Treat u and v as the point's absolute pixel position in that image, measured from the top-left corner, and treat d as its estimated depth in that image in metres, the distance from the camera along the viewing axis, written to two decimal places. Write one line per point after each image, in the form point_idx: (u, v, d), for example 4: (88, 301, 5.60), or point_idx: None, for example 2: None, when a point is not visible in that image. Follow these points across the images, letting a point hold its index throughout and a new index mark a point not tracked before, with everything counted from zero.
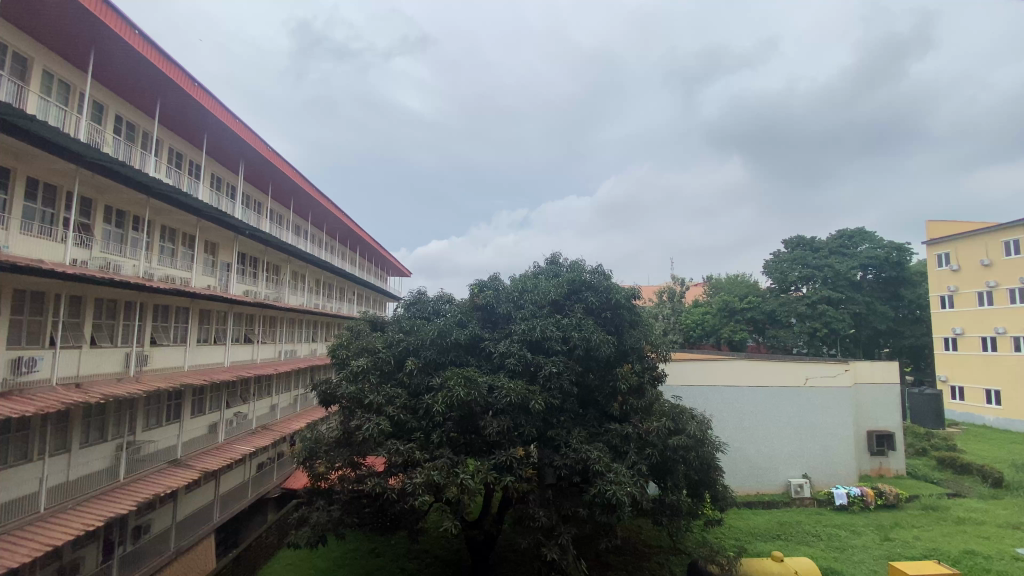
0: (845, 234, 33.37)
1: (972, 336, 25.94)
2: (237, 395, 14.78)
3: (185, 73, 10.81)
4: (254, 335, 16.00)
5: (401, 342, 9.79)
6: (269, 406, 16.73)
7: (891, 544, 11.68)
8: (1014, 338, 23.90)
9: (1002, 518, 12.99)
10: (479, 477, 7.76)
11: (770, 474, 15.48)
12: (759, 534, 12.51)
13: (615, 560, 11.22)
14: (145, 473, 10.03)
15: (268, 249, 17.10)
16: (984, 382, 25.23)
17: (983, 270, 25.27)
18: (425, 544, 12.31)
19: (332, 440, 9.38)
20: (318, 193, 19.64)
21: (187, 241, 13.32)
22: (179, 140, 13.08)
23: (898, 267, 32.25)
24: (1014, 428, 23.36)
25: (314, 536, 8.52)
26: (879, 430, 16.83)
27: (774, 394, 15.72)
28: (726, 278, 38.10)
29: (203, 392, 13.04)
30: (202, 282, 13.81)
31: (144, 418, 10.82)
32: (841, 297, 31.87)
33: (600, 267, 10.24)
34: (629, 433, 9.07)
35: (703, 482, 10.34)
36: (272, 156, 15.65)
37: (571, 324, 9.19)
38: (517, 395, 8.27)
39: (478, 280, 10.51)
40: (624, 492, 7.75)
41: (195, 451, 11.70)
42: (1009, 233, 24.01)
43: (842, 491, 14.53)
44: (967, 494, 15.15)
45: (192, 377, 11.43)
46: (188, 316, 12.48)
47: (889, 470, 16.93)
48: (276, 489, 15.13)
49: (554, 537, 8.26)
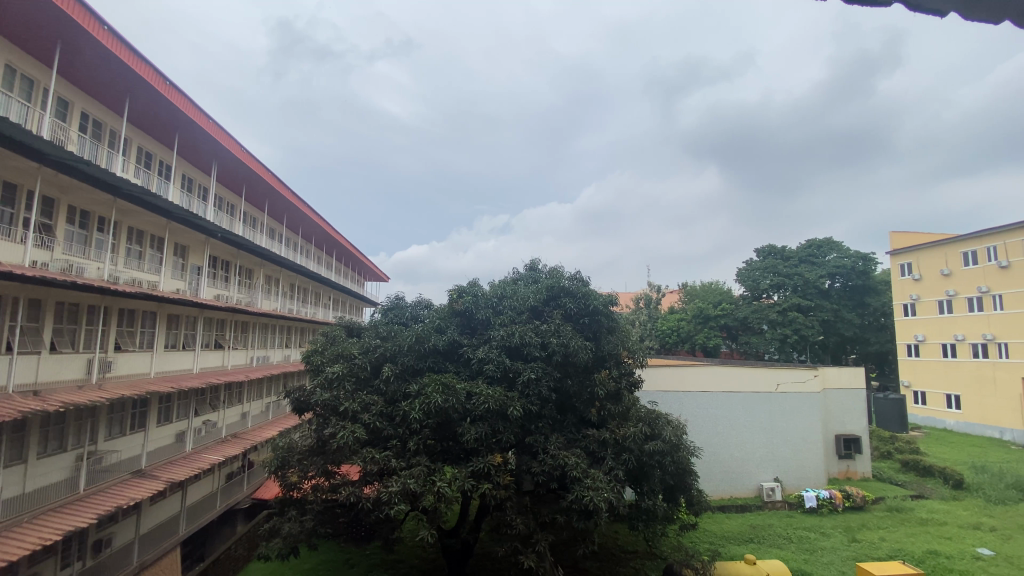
0: (814, 244, 34.47)
1: (933, 343, 26.98)
2: (207, 402, 14.31)
3: (158, 72, 10.53)
4: (225, 340, 15.54)
5: (378, 348, 9.70)
6: (240, 413, 16.26)
7: (858, 545, 12.00)
8: (972, 345, 24.87)
9: (963, 519, 13.47)
10: (456, 485, 7.69)
11: (743, 478, 15.78)
12: (731, 538, 12.71)
13: (592, 566, 11.23)
14: (108, 484, 9.60)
15: (241, 253, 16.70)
16: (944, 387, 26.25)
17: (943, 280, 26.34)
18: (400, 554, 12.08)
19: (305, 449, 9.22)
20: (294, 196, 19.29)
21: (156, 244, 12.90)
22: (150, 141, 12.74)
23: (864, 276, 33.28)
24: (973, 431, 24.33)
25: (285, 548, 8.28)
26: (846, 434, 17.34)
27: (746, 399, 16.03)
28: (701, 285, 38.87)
29: (171, 400, 12.59)
30: (171, 285, 13.40)
31: (106, 426, 10.39)
32: (811, 304, 32.82)
33: (578, 274, 10.32)
34: (606, 439, 9.18)
35: (679, 487, 10.39)
36: (247, 157, 15.30)
37: (550, 330, 9.22)
38: (495, 402, 8.20)
39: (457, 286, 10.38)
40: (601, 498, 7.81)
41: (160, 462, 11.27)
42: (967, 244, 25.10)
43: (812, 494, 14.88)
44: (929, 496, 15.70)
45: (159, 383, 11.04)
46: (155, 321, 12.07)
47: (856, 474, 17.42)
48: (246, 500, 14.67)
49: (531, 544, 8.24)
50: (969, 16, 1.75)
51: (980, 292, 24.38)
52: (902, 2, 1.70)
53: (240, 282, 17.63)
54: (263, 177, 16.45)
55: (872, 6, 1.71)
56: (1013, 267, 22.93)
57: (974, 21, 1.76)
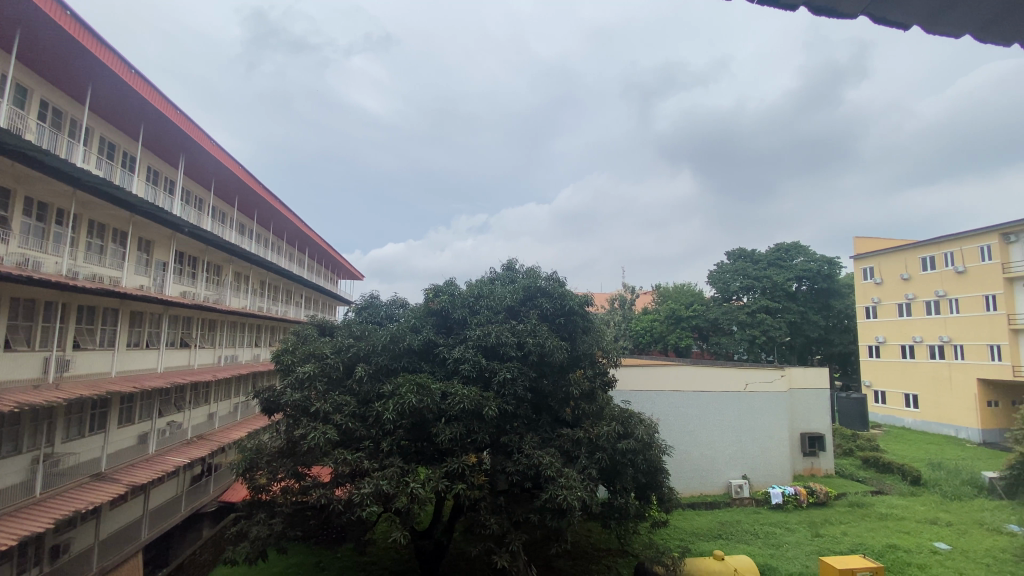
0: (782, 248, 35.47)
1: (893, 344, 28.11)
2: (171, 402, 13.84)
3: (123, 60, 10.13)
4: (192, 339, 15.05)
5: (351, 347, 9.56)
6: (207, 414, 15.79)
7: (821, 540, 12.41)
8: (929, 346, 26.00)
9: (920, 514, 14.08)
10: (430, 485, 7.64)
11: (712, 476, 16.14)
12: (701, 534, 12.99)
13: (565, 565, 11.29)
14: (65, 488, 9.18)
15: (209, 249, 16.20)
16: (903, 386, 27.37)
17: (903, 284, 27.45)
18: (373, 556, 11.90)
19: (275, 450, 9.03)
20: (266, 191, 18.82)
21: (118, 238, 12.41)
22: (114, 131, 12.24)
23: (829, 279, 34.46)
24: (929, 429, 25.46)
25: (253, 552, 8.06)
26: (811, 432, 17.91)
27: (716, 398, 16.39)
28: (674, 286, 39.56)
29: (133, 400, 12.15)
30: (134, 281, 12.91)
31: (64, 427, 9.94)
32: (778, 306, 33.79)
33: (555, 274, 10.37)
34: (580, 438, 9.25)
35: (650, 485, 10.52)
36: (217, 150, 14.86)
37: (526, 330, 9.24)
38: (470, 401, 8.16)
39: (433, 285, 10.29)
40: (574, 496, 7.88)
41: (120, 465, 10.83)
42: (926, 250, 26.23)
43: (778, 490, 15.33)
44: (888, 492, 16.36)
45: (122, 383, 10.63)
46: (117, 317, 11.63)
47: (820, 470, 17.99)
48: (213, 503, 14.29)
49: (505, 544, 8.23)
50: (932, 30, 1.84)
51: (937, 296, 25.50)
52: (868, 16, 1.78)
53: (207, 279, 17.10)
54: (233, 171, 16.00)
55: (840, 17, 1.78)
56: (968, 272, 24.06)
57: (936, 35, 1.85)
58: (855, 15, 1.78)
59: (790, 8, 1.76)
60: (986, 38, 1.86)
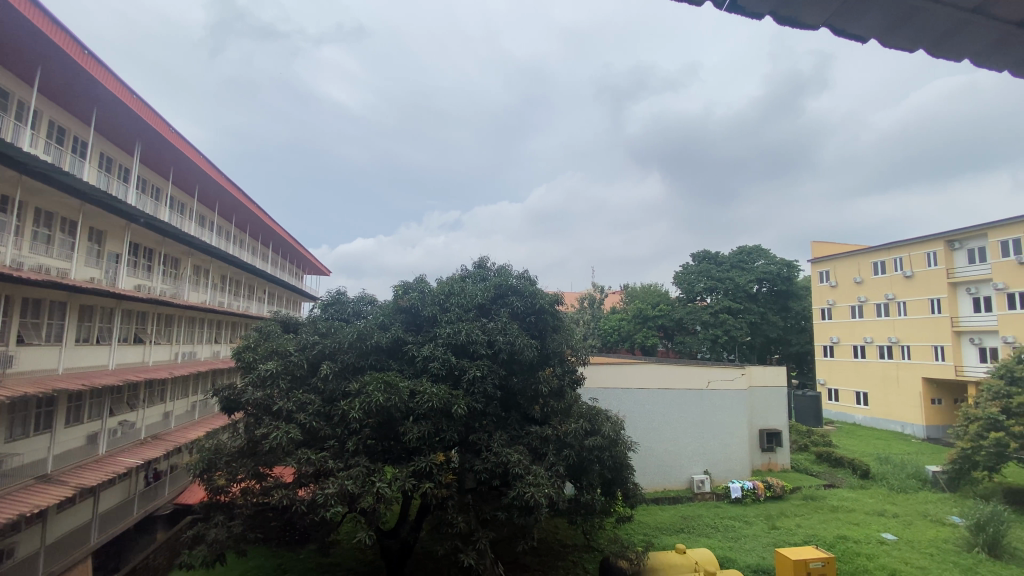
0: (745, 251, 36.61)
1: (846, 345, 29.44)
2: (124, 401, 13.22)
3: (78, 41, 9.58)
4: (147, 334, 14.39)
5: (316, 344, 9.36)
6: (162, 413, 15.17)
7: (777, 532, 12.91)
8: (879, 346, 27.34)
9: (869, 506, 14.83)
10: (396, 485, 7.56)
11: (675, 471, 16.55)
12: (664, 528, 13.31)
13: (532, 562, 11.37)
14: (8, 489, 8.68)
15: (167, 241, 15.53)
16: (854, 385, 28.71)
17: (856, 287, 28.79)
18: (336, 557, 11.67)
19: (235, 450, 8.76)
20: (228, 182, 18.15)
21: (68, 227, 11.75)
22: (63, 114, 11.56)
23: (787, 282, 35.79)
24: (877, 425, 26.84)
25: (210, 556, 7.78)
26: (768, 428, 18.58)
27: (680, 396, 16.82)
28: (641, 287, 40.31)
29: (82, 398, 11.54)
30: (84, 273, 12.24)
31: (5, 428, 9.35)
32: (740, 307, 34.90)
33: (526, 272, 10.41)
34: (548, 435, 9.33)
35: (616, 481, 10.68)
36: (176, 137, 14.20)
37: (496, 329, 9.25)
38: (439, 400, 8.11)
39: (403, 281, 10.14)
40: (541, 494, 7.94)
41: (66, 467, 10.25)
42: (877, 256, 27.57)
43: (738, 484, 15.84)
44: (839, 485, 17.17)
45: (69, 381, 10.05)
46: (65, 312, 11.02)
47: (777, 465, 18.68)
48: (168, 505, 13.77)
49: (472, 542, 8.21)
50: (887, 45, 1.93)
51: (887, 299, 26.85)
52: (829, 28, 1.86)
53: (164, 272, 16.39)
54: (193, 160, 15.32)
55: (801, 29, 1.86)
56: (916, 277, 25.43)
57: (891, 48, 1.94)
58: (818, 26, 1.86)
59: (755, 17, 1.82)
60: (937, 54, 1.97)
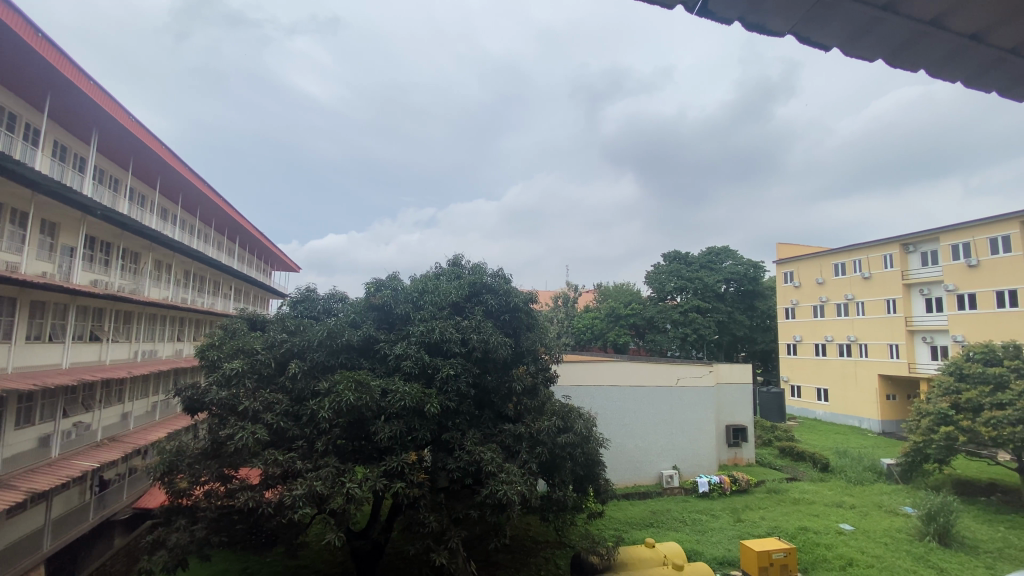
0: (713, 251, 37.45)
1: (808, 343, 30.52)
2: (79, 401, 12.63)
3: (30, 22, 9.04)
4: (105, 332, 13.78)
5: (285, 342, 9.16)
6: (120, 414, 14.57)
7: (742, 525, 13.31)
8: (839, 344, 28.42)
9: (827, 497, 15.45)
10: (367, 485, 7.45)
11: (646, 467, 16.85)
12: (634, 523, 13.55)
13: (504, 559, 11.44)
14: None
15: (125, 234, 14.88)
16: (816, 381, 29.79)
17: (818, 287, 29.86)
18: (305, 559, 11.46)
19: (198, 451, 8.49)
20: (191, 174, 17.48)
21: (17, 219, 11.14)
22: (14, 100, 10.95)
23: (753, 282, 36.84)
24: (836, 420, 27.95)
25: (171, 561, 7.54)
26: (735, 424, 19.10)
27: (650, 393, 17.11)
28: (613, 286, 40.81)
29: (33, 399, 10.96)
30: (35, 267, 11.62)
31: None
32: (708, 306, 35.75)
33: (500, 271, 10.40)
34: (521, 433, 9.39)
35: (588, 477, 10.80)
36: (137, 126, 13.59)
37: (470, 327, 9.20)
38: (411, 398, 8.04)
39: (375, 279, 9.97)
40: (514, 491, 7.96)
41: (16, 470, 9.75)
42: (838, 258, 28.65)
43: (705, 479, 16.26)
44: (800, 478, 17.82)
45: (20, 381, 9.57)
46: (14, 309, 10.44)
47: (742, 459, 19.24)
48: (126, 510, 13.19)
49: (443, 541, 8.17)
50: (849, 53, 2.00)
51: (847, 299, 27.93)
52: (794, 36, 1.92)
53: (122, 266, 15.70)
54: (155, 150, 14.71)
55: (768, 36, 1.91)
56: (874, 278, 26.52)
57: (853, 57, 2.02)
58: (784, 34, 1.91)
59: (725, 22, 1.86)
60: (895, 63, 2.05)
